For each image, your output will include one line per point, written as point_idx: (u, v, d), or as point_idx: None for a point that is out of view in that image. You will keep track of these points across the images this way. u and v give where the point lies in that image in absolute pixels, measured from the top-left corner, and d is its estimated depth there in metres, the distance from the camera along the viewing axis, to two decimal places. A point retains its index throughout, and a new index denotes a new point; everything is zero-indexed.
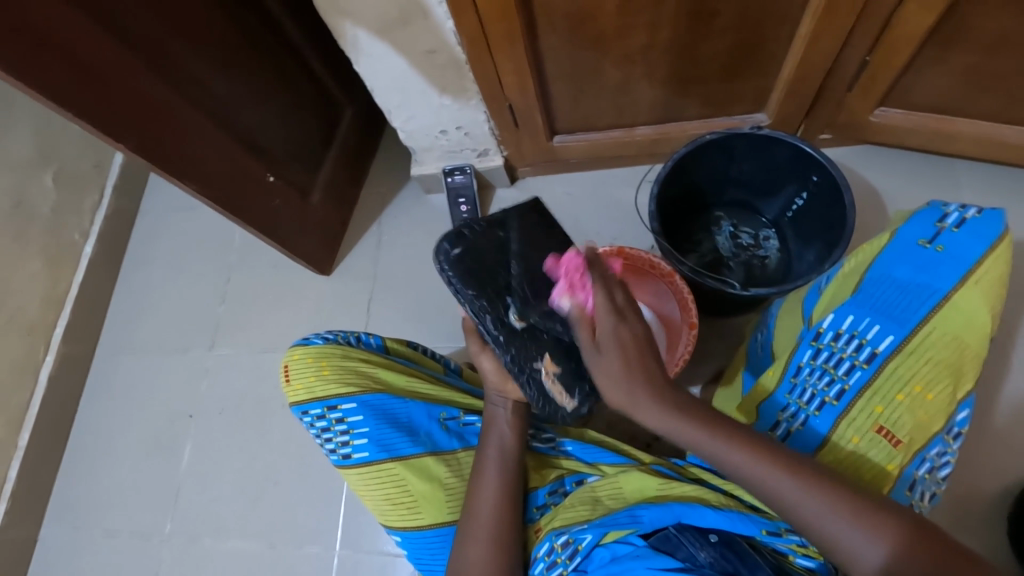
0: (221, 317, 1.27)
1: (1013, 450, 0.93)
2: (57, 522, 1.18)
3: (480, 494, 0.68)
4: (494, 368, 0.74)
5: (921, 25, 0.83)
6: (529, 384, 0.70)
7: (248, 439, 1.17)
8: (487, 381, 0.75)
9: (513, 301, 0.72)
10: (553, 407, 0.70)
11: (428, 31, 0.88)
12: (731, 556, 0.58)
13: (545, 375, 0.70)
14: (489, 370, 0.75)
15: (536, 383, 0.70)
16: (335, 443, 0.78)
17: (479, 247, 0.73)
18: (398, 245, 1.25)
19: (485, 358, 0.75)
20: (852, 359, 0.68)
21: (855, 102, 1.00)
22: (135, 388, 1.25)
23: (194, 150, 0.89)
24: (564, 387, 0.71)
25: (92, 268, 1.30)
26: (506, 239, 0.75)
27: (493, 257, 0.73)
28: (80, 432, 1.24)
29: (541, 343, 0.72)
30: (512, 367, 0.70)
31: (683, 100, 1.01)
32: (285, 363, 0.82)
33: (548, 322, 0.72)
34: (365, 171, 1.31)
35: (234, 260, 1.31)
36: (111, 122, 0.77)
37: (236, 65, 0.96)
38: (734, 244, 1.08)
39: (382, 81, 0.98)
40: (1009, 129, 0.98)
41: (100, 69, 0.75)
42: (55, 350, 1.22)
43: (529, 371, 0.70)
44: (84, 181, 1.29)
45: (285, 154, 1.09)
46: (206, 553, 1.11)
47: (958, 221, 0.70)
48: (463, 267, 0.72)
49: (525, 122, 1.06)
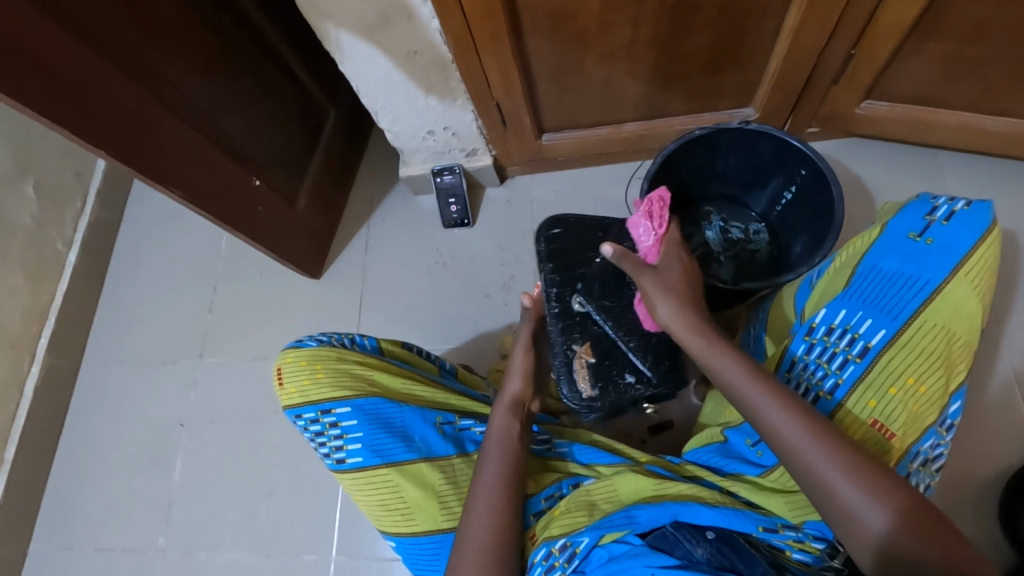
0: (209, 325, 1.25)
1: (1002, 437, 0.94)
2: (47, 539, 1.16)
3: (477, 500, 0.67)
4: (523, 368, 0.78)
5: (903, 17, 0.83)
6: (559, 355, 0.77)
7: (241, 448, 1.15)
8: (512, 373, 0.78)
9: (582, 289, 0.79)
10: (571, 385, 0.77)
11: (412, 31, 0.87)
12: (728, 551, 0.58)
13: (577, 357, 0.77)
14: (518, 366, 0.78)
15: (567, 359, 0.77)
16: (330, 447, 0.77)
17: (576, 237, 0.82)
18: (388, 248, 1.24)
19: (518, 352, 0.79)
20: (846, 353, 0.67)
21: (839, 95, 1.00)
22: (123, 399, 1.23)
23: (176, 157, 0.87)
24: (589, 375, 0.77)
25: (76, 279, 1.28)
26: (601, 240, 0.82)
27: (581, 250, 0.82)
28: (68, 446, 1.22)
29: (587, 331, 0.78)
30: (553, 337, 0.78)
31: (669, 95, 1.01)
32: (278, 365, 0.81)
33: (599, 318, 0.79)
34: (352, 174, 1.30)
35: (220, 267, 1.29)
36: (90, 130, 0.75)
37: (216, 70, 0.95)
38: (725, 239, 1.07)
39: (367, 83, 0.97)
40: (991, 119, 0.99)
41: (76, 76, 0.73)
42: (41, 363, 1.20)
43: (565, 350, 0.77)
44: (65, 191, 1.26)
45: (270, 160, 1.08)
46: (201, 565, 1.09)
47: (947, 214, 0.70)
48: (555, 246, 0.81)
49: (512, 121, 1.05)
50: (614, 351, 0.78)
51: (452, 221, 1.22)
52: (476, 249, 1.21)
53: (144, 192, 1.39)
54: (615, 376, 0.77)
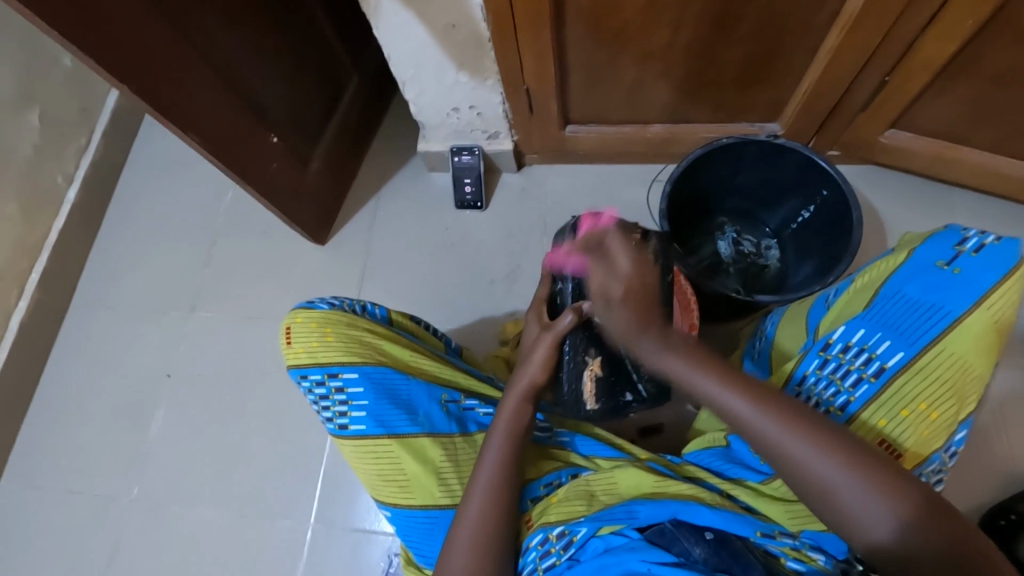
0: (205, 279, 1.23)
1: (986, 472, 0.97)
2: (17, 478, 1.13)
3: (473, 495, 0.66)
4: (545, 362, 0.72)
5: (942, 51, 0.83)
6: (570, 367, 0.76)
7: (228, 405, 1.14)
8: (528, 365, 0.73)
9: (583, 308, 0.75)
10: (577, 397, 0.79)
11: (452, 4, 0.86)
12: (726, 554, 0.57)
13: (587, 374, 0.77)
14: (539, 362, 0.73)
15: (577, 375, 0.77)
16: (333, 412, 0.77)
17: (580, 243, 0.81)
18: (395, 222, 1.23)
19: (542, 348, 0.73)
20: (860, 372, 0.69)
21: (866, 122, 1.01)
22: (110, 344, 1.21)
23: (196, 101, 0.85)
24: (595, 390, 0.78)
25: (73, 216, 1.24)
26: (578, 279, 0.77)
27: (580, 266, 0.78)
28: (48, 384, 1.19)
29: (601, 348, 0.76)
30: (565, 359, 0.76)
31: (699, 101, 1.01)
32: (287, 324, 0.80)
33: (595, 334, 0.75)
34: (368, 143, 1.28)
35: (223, 221, 1.27)
36: (115, 64, 0.73)
37: (244, 18, 0.92)
38: (736, 251, 1.09)
39: (399, 51, 0.95)
40: (1009, 162, 1.00)
41: (106, 5, 0.70)
42: (29, 298, 1.17)
43: (574, 366, 0.76)
44: (71, 124, 1.22)
45: (287, 117, 1.05)
46: (175, 519, 1.08)
47: (976, 246, 0.69)
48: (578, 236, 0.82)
49: (539, 109, 1.04)
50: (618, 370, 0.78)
51: (465, 202, 1.21)
52: (486, 234, 1.20)
53: (154, 134, 1.36)
54: (617, 393, 0.79)
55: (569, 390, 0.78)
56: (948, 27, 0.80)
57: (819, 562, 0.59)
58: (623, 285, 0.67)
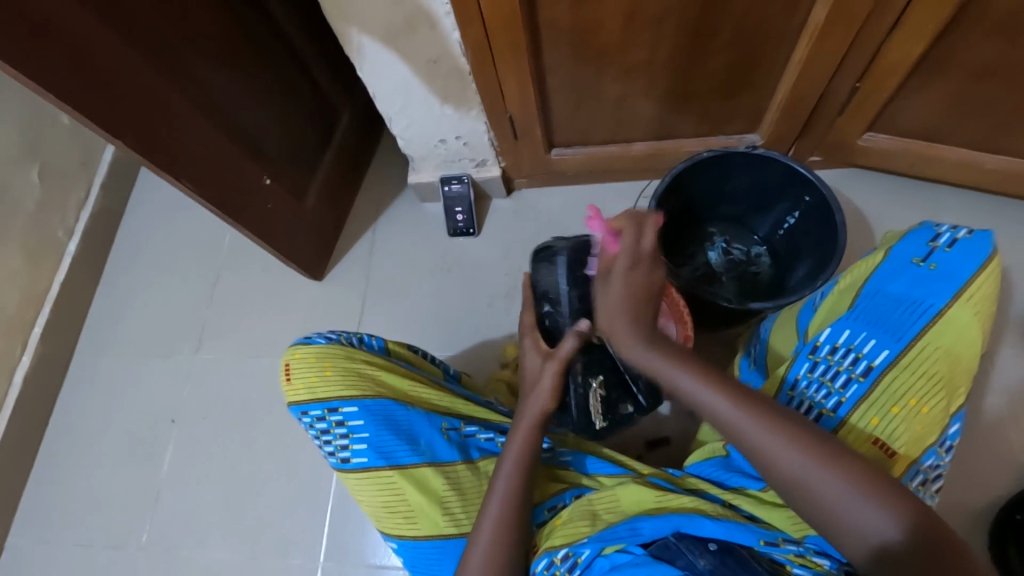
0: (207, 321, 1.24)
1: (997, 467, 0.96)
2: (27, 530, 1.13)
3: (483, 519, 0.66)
4: (553, 390, 0.73)
5: (909, 53, 0.86)
6: (575, 388, 0.79)
7: (234, 446, 1.14)
8: (539, 397, 0.73)
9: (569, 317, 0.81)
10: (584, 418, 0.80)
11: (433, 40, 0.89)
12: (731, 564, 0.57)
13: (591, 394, 0.79)
14: (547, 389, 0.73)
15: (582, 397, 0.79)
16: (335, 446, 0.77)
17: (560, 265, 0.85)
18: (391, 253, 1.25)
19: (549, 376, 0.73)
20: (849, 372, 0.70)
21: (844, 125, 1.03)
22: (114, 391, 1.22)
23: (189, 148, 0.87)
24: (602, 407, 0.80)
25: (75, 267, 1.26)
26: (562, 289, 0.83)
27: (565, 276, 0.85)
28: (54, 435, 1.20)
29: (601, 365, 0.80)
30: (570, 384, 0.78)
31: (679, 116, 1.04)
32: (286, 361, 0.81)
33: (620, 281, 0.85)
34: (360, 177, 1.31)
35: (222, 263, 1.29)
36: (110, 118, 0.76)
37: (234, 67, 0.95)
38: (727, 260, 1.10)
39: (385, 88, 0.98)
40: (987, 156, 1.02)
41: (100, 65, 0.73)
42: (33, 350, 1.18)
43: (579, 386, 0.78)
44: (71, 176, 1.25)
45: (280, 157, 1.08)
46: (184, 564, 1.07)
47: (950, 241, 0.70)
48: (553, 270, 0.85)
49: (525, 134, 1.07)
50: (619, 384, 0.81)
51: (458, 229, 1.23)
52: (481, 259, 1.22)
53: (152, 182, 1.39)
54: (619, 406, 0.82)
55: (575, 412, 0.80)
56: (912, 29, 0.82)
57: (826, 567, 0.58)
58: (633, 263, 0.67)
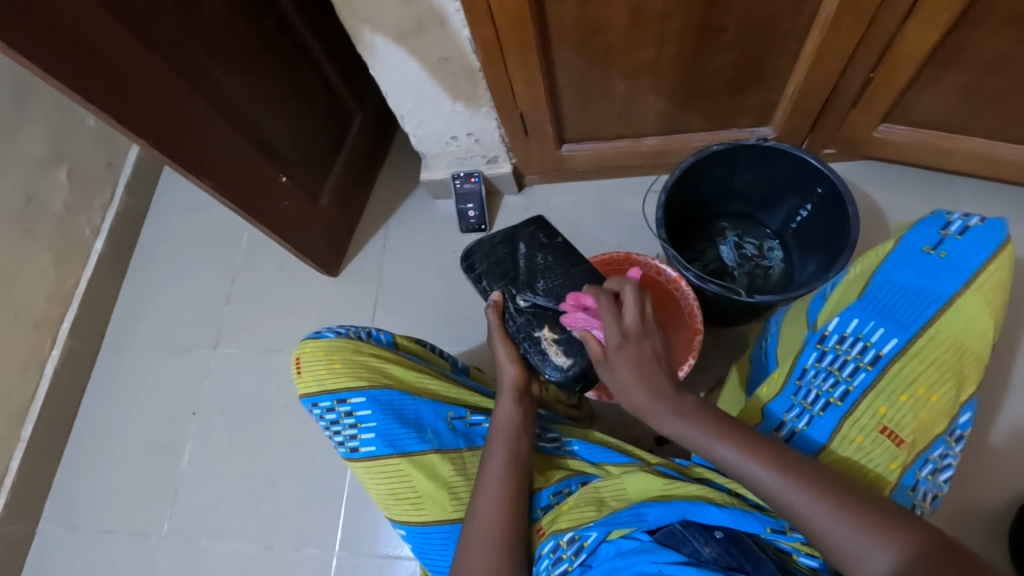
0: (226, 317, 1.27)
1: (1017, 463, 0.94)
2: (55, 518, 1.17)
3: (489, 508, 0.67)
4: (509, 358, 0.82)
5: (923, 43, 0.85)
6: (530, 349, 0.82)
7: (252, 438, 1.17)
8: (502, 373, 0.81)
9: (514, 292, 0.86)
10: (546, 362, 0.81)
11: (444, 38, 0.90)
12: (736, 552, 0.58)
13: (545, 341, 0.82)
14: (506, 358, 0.82)
15: (537, 347, 0.82)
16: (344, 436, 0.79)
17: (496, 253, 0.89)
18: (404, 250, 1.27)
19: (500, 345, 0.83)
20: (857, 361, 0.69)
21: (858, 118, 1.02)
22: (138, 384, 1.25)
23: (208, 148, 0.90)
24: (560, 348, 0.81)
25: (101, 265, 1.30)
26: (499, 274, 0.88)
27: (501, 260, 0.88)
28: (82, 427, 1.24)
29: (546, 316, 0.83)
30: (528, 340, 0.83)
31: (689, 112, 1.03)
32: (296, 355, 0.83)
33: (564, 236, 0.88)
34: (374, 176, 1.33)
35: (240, 260, 1.32)
36: (133, 119, 0.78)
37: (251, 68, 0.98)
38: (739, 255, 1.10)
39: (397, 87, 1.00)
40: (1007, 148, 1.00)
41: (123, 68, 0.76)
42: (61, 345, 1.23)
43: (530, 338, 0.83)
44: (96, 178, 1.29)
45: (296, 156, 1.11)
46: (204, 552, 1.10)
47: (961, 229, 0.70)
48: (485, 264, 0.89)
49: (535, 131, 1.08)
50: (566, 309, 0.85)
51: (469, 226, 1.24)
52: None
53: (173, 183, 1.43)
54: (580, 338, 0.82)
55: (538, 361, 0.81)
56: (926, 19, 0.81)
57: None
58: (622, 339, 0.69)
